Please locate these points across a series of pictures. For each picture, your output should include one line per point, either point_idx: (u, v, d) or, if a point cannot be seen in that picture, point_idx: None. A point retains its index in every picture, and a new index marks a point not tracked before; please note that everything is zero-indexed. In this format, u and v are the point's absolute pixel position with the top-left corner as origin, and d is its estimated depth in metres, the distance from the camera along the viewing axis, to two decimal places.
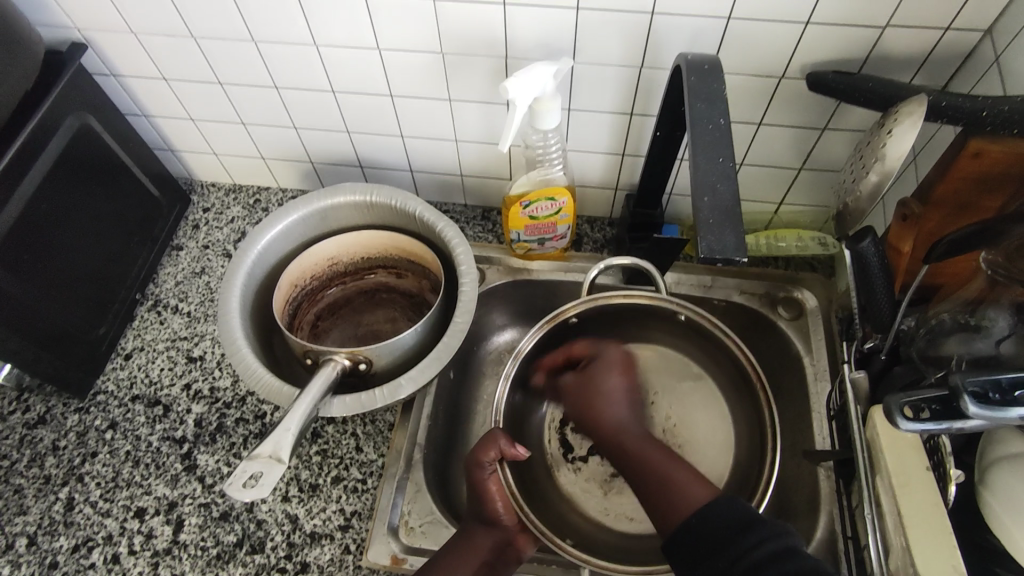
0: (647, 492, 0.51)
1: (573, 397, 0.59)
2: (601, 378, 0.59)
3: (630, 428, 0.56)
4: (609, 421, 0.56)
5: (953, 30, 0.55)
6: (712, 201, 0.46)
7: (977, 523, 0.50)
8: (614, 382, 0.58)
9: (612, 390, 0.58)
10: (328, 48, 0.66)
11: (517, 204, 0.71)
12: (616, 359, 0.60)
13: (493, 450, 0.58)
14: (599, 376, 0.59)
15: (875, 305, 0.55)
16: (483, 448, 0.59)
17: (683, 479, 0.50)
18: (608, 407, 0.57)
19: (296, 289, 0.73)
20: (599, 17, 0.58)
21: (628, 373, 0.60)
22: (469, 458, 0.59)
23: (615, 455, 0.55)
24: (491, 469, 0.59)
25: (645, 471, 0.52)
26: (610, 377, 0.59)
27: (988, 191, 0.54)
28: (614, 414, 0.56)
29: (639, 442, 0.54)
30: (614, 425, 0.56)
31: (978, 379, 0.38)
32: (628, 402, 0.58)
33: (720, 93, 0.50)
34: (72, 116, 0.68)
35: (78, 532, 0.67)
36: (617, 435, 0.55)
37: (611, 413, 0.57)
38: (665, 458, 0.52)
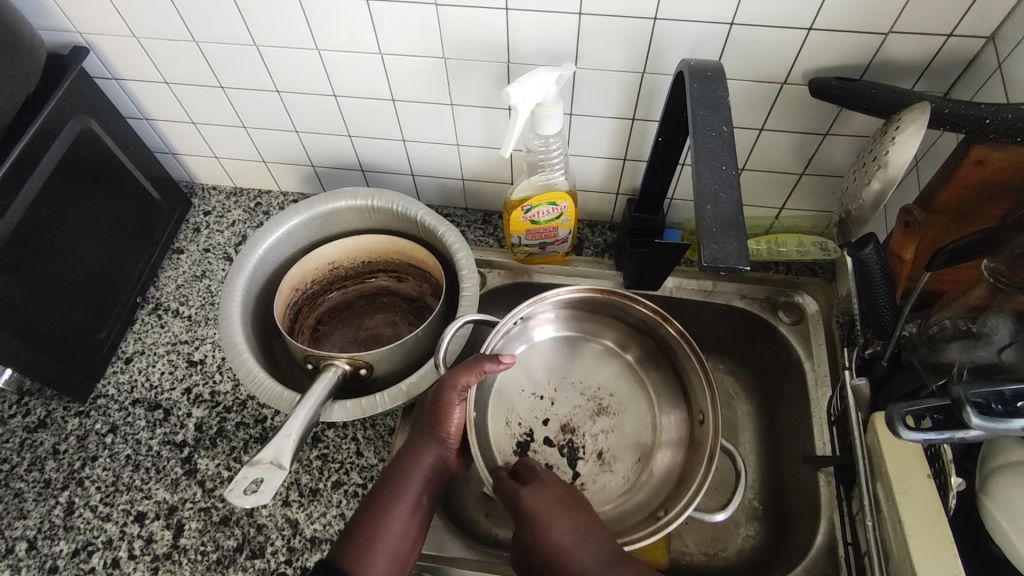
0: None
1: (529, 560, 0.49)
2: (546, 536, 0.48)
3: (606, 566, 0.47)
4: (581, 572, 0.47)
5: (955, 36, 0.55)
6: (714, 209, 0.46)
7: (978, 531, 0.50)
8: (564, 532, 0.48)
9: (569, 539, 0.48)
10: (330, 53, 0.66)
11: (519, 208, 0.71)
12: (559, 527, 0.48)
13: (473, 372, 0.56)
14: (546, 529, 0.48)
15: (877, 311, 0.55)
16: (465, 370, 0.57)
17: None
18: (572, 557, 0.47)
19: (297, 293, 0.73)
20: (600, 23, 0.58)
21: (570, 504, 0.50)
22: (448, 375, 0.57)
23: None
24: (461, 394, 0.57)
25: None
26: (557, 528, 0.48)
27: (990, 198, 0.54)
28: (584, 563, 0.47)
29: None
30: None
31: (981, 391, 0.39)
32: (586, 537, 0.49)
33: (722, 100, 0.50)
34: (73, 120, 0.68)
35: (78, 536, 0.67)
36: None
37: (583, 564, 0.47)
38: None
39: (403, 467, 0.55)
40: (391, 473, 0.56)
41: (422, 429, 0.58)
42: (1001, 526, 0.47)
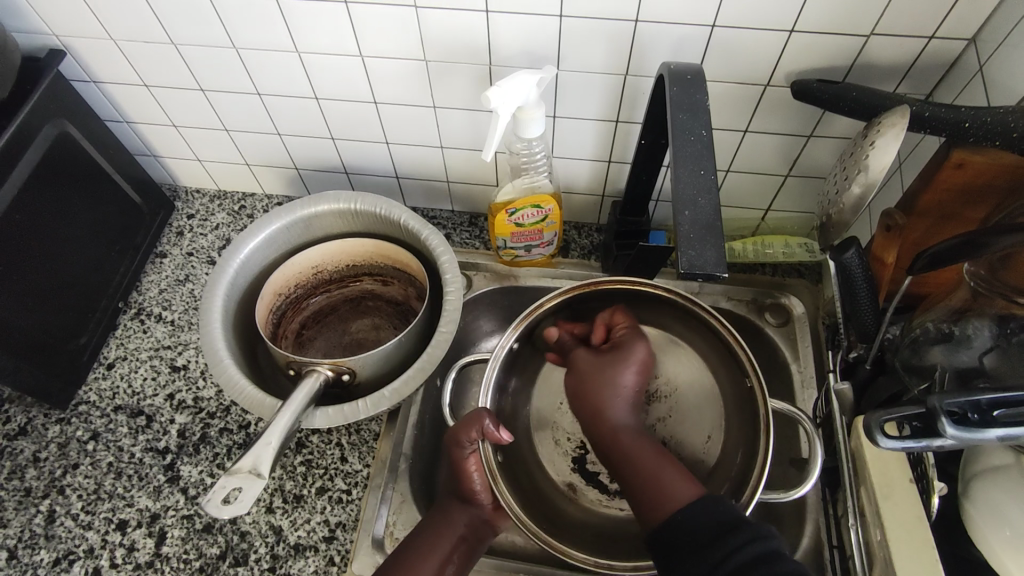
0: (633, 483, 0.52)
1: (580, 373, 0.58)
2: (616, 373, 0.57)
3: (632, 426, 0.56)
4: (610, 420, 0.56)
5: (936, 39, 0.54)
6: (692, 215, 0.46)
7: (960, 536, 0.50)
8: (632, 379, 0.57)
9: (626, 386, 0.57)
10: (310, 56, 0.65)
11: (503, 211, 0.71)
12: (638, 351, 0.57)
13: (473, 431, 0.57)
14: (618, 372, 0.57)
15: (859, 314, 0.55)
16: (466, 428, 0.57)
17: (670, 480, 0.51)
18: (615, 400, 0.56)
19: (279, 298, 0.73)
20: (581, 24, 0.57)
21: (645, 373, 0.58)
22: (450, 436, 0.58)
23: (608, 450, 0.56)
24: (471, 448, 0.58)
25: (634, 469, 0.53)
26: (627, 373, 0.57)
27: (972, 201, 0.54)
28: (620, 415, 0.56)
29: (636, 441, 0.55)
30: (614, 425, 0.56)
31: (957, 400, 0.38)
32: (632, 401, 0.57)
33: (701, 105, 0.50)
34: (49, 124, 0.67)
35: (59, 545, 0.67)
36: (616, 438, 0.55)
37: (616, 413, 0.56)
38: (667, 465, 0.52)
39: (433, 525, 0.59)
40: (423, 529, 0.59)
41: (452, 489, 0.61)
42: (983, 532, 0.47)
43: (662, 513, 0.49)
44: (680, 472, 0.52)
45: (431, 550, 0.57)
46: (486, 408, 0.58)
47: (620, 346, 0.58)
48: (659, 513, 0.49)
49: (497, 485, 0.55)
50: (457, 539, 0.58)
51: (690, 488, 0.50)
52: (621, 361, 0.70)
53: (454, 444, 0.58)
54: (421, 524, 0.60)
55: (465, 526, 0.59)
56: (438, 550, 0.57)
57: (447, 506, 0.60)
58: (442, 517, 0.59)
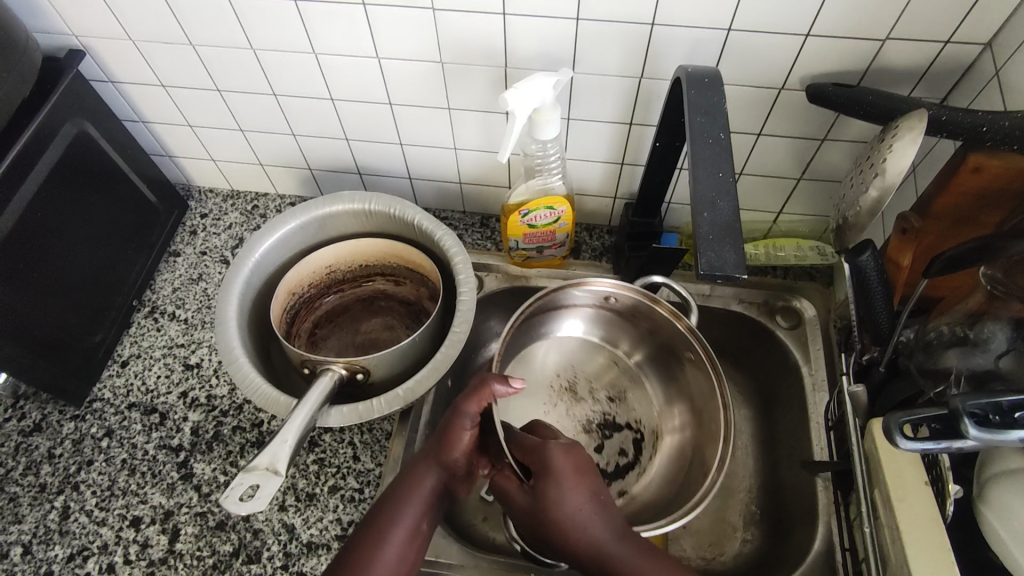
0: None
1: (533, 523, 0.48)
2: (556, 496, 0.47)
3: (611, 541, 0.46)
4: (577, 538, 0.46)
5: (953, 43, 0.55)
6: (711, 217, 0.46)
7: (975, 539, 0.50)
8: (576, 498, 0.47)
9: (570, 509, 0.47)
10: (327, 57, 0.66)
11: (517, 212, 0.71)
12: (563, 458, 0.49)
13: (484, 398, 0.55)
14: (556, 493, 0.47)
15: (874, 318, 0.55)
16: (475, 395, 0.55)
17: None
18: (576, 525, 0.47)
19: (293, 297, 0.73)
20: (599, 28, 0.58)
21: (585, 477, 0.49)
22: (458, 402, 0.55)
23: (596, 574, 0.46)
24: (473, 422, 0.55)
25: None
26: (569, 496, 0.47)
27: (988, 205, 0.54)
28: (587, 532, 0.47)
29: (628, 555, 0.46)
30: (589, 544, 0.46)
31: (979, 401, 0.39)
32: (596, 512, 0.47)
33: (719, 108, 0.50)
34: (69, 124, 0.67)
35: (73, 541, 0.67)
36: (596, 555, 0.46)
37: (587, 532, 0.47)
38: (649, 562, 0.46)
39: (400, 486, 0.52)
40: (390, 495, 0.52)
41: (427, 450, 0.54)
42: (999, 535, 0.47)
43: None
44: (666, 569, 0.46)
45: (400, 516, 0.51)
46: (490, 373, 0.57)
47: (541, 486, 0.48)
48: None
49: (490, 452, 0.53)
50: (427, 505, 0.52)
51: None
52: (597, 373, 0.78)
53: (457, 413, 0.55)
54: (387, 489, 0.53)
55: (434, 487, 0.53)
56: (407, 514, 0.51)
57: (416, 463, 0.54)
58: (410, 482, 0.53)
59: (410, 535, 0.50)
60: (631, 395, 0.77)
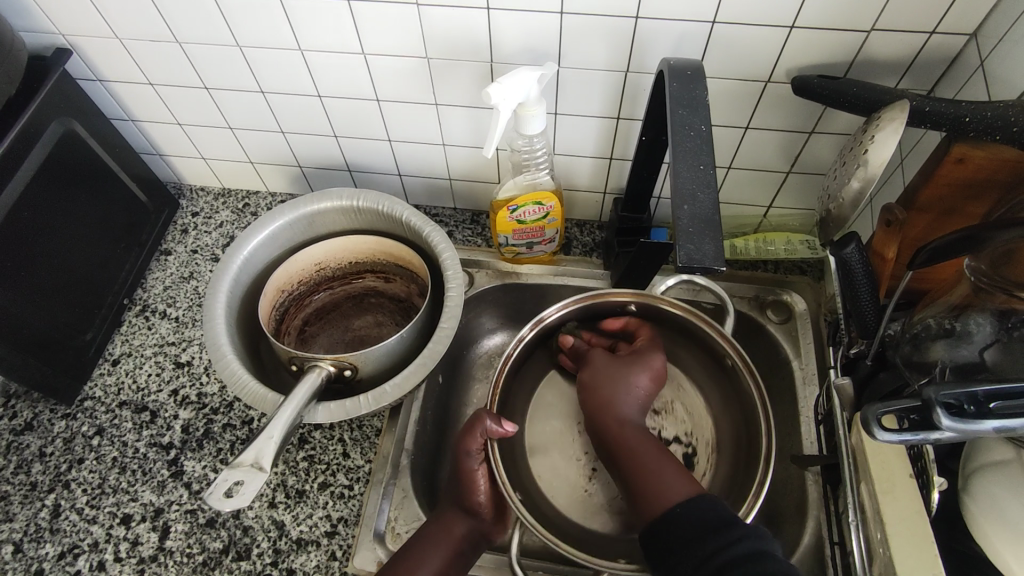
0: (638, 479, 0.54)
1: (592, 378, 0.62)
2: (626, 373, 0.61)
3: (636, 419, 0.59)
4: (619, 411, 0.59)
5: (937, 34, 0.54)
6: (691, 210, 0.46)
7: (961, 531, 0.50)
8: (641, 382, 0.60)
9: (636, 388, 0.60)
10: (313, 53, 0.66)
11: (505, 208, 0.71)
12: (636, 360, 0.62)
13: (478, 434, 0.59)
14: (630, 372, 0.61)
15: (860, 310, 0.55)
16: (468, 435, 0.59)
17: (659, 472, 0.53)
18: (627, 395, 0.60)
19: (283, 294, 0.73)
20: (582, 21, 0.57)
21: (657, 381, 0.61)
22: (458, 444, 0.59)
23: (609, 449, 0.58)
24: (478, 458, 0.59)
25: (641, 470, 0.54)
26: (636, 381, 0.60)
27: (973, 196, 0.54)
28: (626, 405, 0.59)
29: (640, 438, 0.57)
30: (620, 418, 0.59)
31: (954, 391, 0.38)
32: (639, 396, 0.60)
33: (701, 100, 0.50)
34: (56, 122, 0.67)
35: (64, 538, 0.67)
36: (622, 432, 0.58)
37: (621, 403, 0.59)
38: (654, 450, 0.56)
39: (432, 531, 0.58)
40: (421, 537, 0.58)
41: (452, 499, 0.60)
42: (983, 526, 0.47)
43: (661, 509, 0.50)
44: (660, 455, 0.55)
45: (424, 558, 0.56)
46: (484, 408, 0.61)
47: (638, 355, 0.62)
48: (660, 507, 0.50)
49: (507, 489, 0.57)
50: (454, 549, 0.58)
51: (686, 484, 0.52)
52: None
53: (461, 452, 0.59)
54: (416, 534, 0.59)
55: (463, 530, 0.59)
56: (432, 557, 0.57)
57: (446, 513, 0.60)
58: (439, 526, 0.59)
59: (434, 574, 0.56)
60: (681, 405, 0.74)
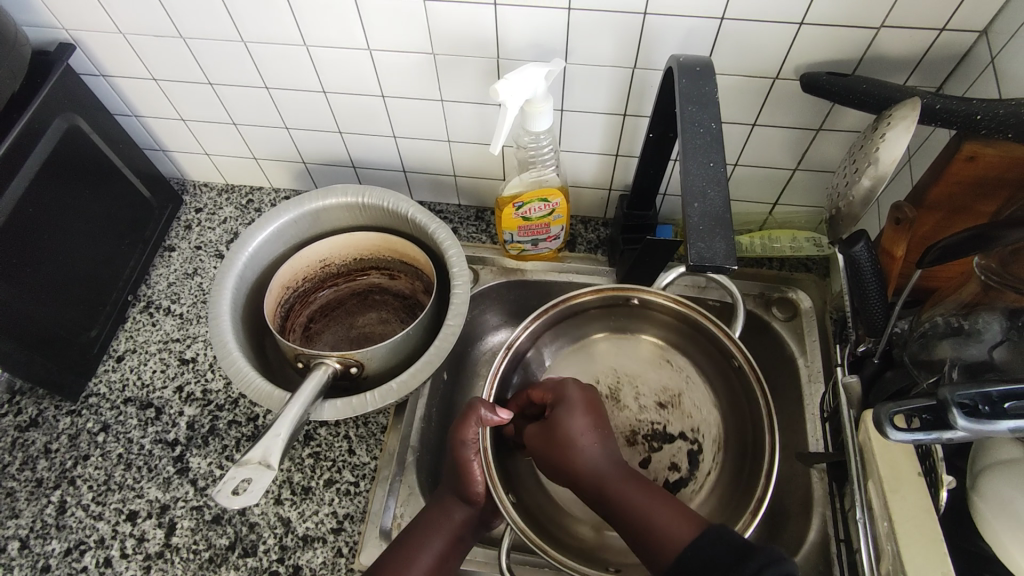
0: (635, 540, 0.49)
1: (546, 454, 0.55)
2: (565, 422, 0.56)
3: (607, 473, 0.53)
4: (584, 468, 0.53)
5: (948, 30, 0.54)
6: (702, 207, 0.46)
7: (969, 529, 0.50)
8: (580, 423, 0.55)
9: (580, 433, 0.55)
10: (319, 49, 0.65)
11: (510, 205, 0.71)
12: (577, 409, 0.57)
13: (473, 424, 0.56)
14: (564, 419, 0.56)
15: (869, 309, 0.55)
16: (463, 423, 0.57)
17: (656, 514, 0.49)
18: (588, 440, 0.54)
19: (287, 291, 0.73)
20: (590, 17, 0.57)
21: (593, 411, 0.57)
22: (453, 432, 0.57)
23: (595, 498, 0.53)
24: (473, 445, 0.57)
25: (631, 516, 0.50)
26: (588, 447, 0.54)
27: (983, 194, 0.54)
28: (587, 461, 0.53)
29: (618, 482, 0.52)
30: (588, 471, 0.53)
31: (968, 392, 0.39)
32: (598, 439, 0.55)
33: (711, 97, 0.50)
34: (59, 118, 0.67)
35: (70, 535, 0.67)
36: (595, 479, 0.53)
37: (584, 456, 0.54)
38: (638, 492, 0.51)
39: (430, 518, 0.57)
40: (416, 524, 0.57)
41: (451, 486, 0.59)
42: (991, 523, 0.47)
43: (669, 556, 0.46)
44: (658, 496, 0.50)
45: (424, 543, 0.56)
46: (479, 397, 0.58)
47: (557, 398, 0.58)
48: (666, 555, 0.46)
49: (497, 489, 0.56)
50: (453, 535, 0.57)
51: (689, 524, 0.48)
52: (647, 377, 0.75)
53: (456, 442, 0.57)
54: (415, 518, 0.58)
55: (461, 514, 0.58)
56: (434, 540, 0.56)
57: (445, 500, 0.58)
58: (439, 512, 0.58)
59: (434, 558, 0.56)
60: (687, 399, 0.73)
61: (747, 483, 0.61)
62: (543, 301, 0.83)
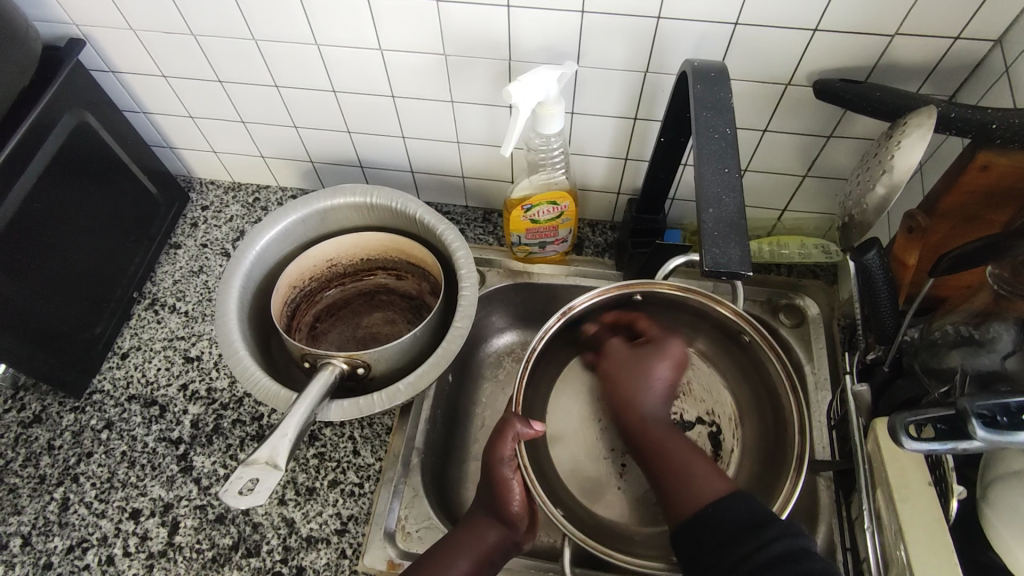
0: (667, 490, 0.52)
1: (612, 367, 0.61)
2: (650, 362, 0.60)
3: (663, 419, 0.58)
4: (639, 410, 0.58)
5: (962, 39, 0.54)
6: (716, 213, 0.46)
7: (979, 540, 0.50)
8: (665, 373, 0.59)
9: (658, 378, 0.59)
10: (330, 48, 0.65)
11: (519, 207, 0.70)
12: (675, 353, 0.60)
13: (510, 440, 0.56)
14: (651, 363, 0.60)
15: (878, 316, 0.55)
16: (499, 441, 0.57)
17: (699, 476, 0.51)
18: (663, 366, 0.59)
19: (294, 290, 0.73)
20: (603, 21, 0.57)
21: (679, 369, 0.60)
22: (489, 454, 0.57)
23: (640, 444, 0.57)
24: (511, 462, 0.57)
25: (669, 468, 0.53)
26: (657, 377, 0.59)
27: (994, 205, 0.54)
28: (648, 402, 0.58)
29: (664, 435, 0.56)
30: (641, 417, 0.57)
31: (986, 402, 0.38)
32: (664, 394, 0.59)
33: (726, 102, 0.50)
34: (68, 114, 0.67)
35: (73, 532, 0.67)
36: (644, 429, 0.57)
37: (643, 402, 0.58)
38: (683, 447, 0.55)
39: (457, 541, 0.57)
40: (446, 544, 0.57)
41: (483, 503, 0.59)
42: (1001, 534, 0.47)
43: (692, 506, 0.49)
44: (701, 459, 0.53)
45: (451, 563, 0.55)
46: (512, 412, 0.59)
47: (654, 342, 0.61)
48: (690, 509, 0.48)
49: (543, 503, 0.55)
50: (483, 554, 0.57)
51: (718, 484, 0.50)
52: None
53: (494, 461, 0.57)
54: (444, 538, 0.58)
55: (494, 536, 0.57)
56: (462, 560, 0.56)
57: (476, 516, 0.58)
58: (470, 533, 0.57)
59: None
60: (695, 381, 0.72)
61: (775, 480, 0.60)
62: (549, 305, 0.82)
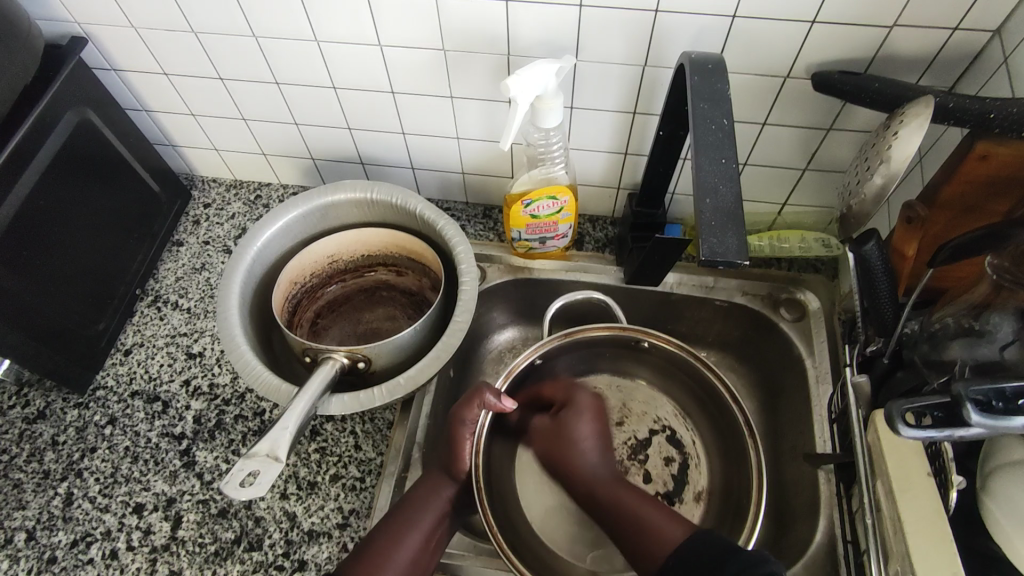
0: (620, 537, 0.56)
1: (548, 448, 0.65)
2: (572, 428, 0.65)
3: (606, 476, 0.61)
4: (580, 471, 0.62)
5: (961, 30, 0.54)
6: (713, 203, 0.46)
7: (979, 530, 0.50)
8: (586, 428, 0.64)
9: (584, 439, 0.64)
10: (329, 45, 0.66)
11: (518, 203, 0.71)
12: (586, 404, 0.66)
13: (475, 406, 0.61)
14: (574, 425, 0.65)
15: (877, 307, 0.55)
16: (467, 405, 0.61)
17: (657, 518, 0.55)
18: (587, 428, 0.64)
19: (295, 286, 0.73)
20: (601, 15, 0.57)
21: (600, 420, 0.66)
22: (455, 411, 0.62)
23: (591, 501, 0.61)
24: (472, 425, 0.61)
25: (617, 513, 0.58)
26: (582, 423, 0.65)
27: (995, 194, 0.54)
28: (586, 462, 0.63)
29: (612, 486, 0.60)
30: (586, 478, 0.62)
31: (981, 388, 0.38)
32: (599, 448, 0.64)
33: (724, 93, 0.50)
34: (71, 111, 0.67)
35: (76, 527, 0.67)
36: (590, 486, 0.61)
37: (584, 463, 0.63)
38: (628, 493, 0.60)
39: (415, 499, 0.59)
40: (408, 500, 0.60)
41: (440, 462, 0.62)
42: (1001, 524, 0.47)
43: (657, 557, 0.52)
44: (648, 499, 0.58)
45: (416, 518, 0.58)
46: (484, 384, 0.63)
47: (570, 406, 0.66)
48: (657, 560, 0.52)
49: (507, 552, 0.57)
50: (439, 512, 0.59)
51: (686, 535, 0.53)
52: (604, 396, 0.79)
53: (456, 419, 0.61)
54: (405, 495, 0.61)
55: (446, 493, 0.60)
56: (422, 518, 0.58)
57: (432, 473, 0.62)
58: (426, 490, 0.60)
59: (423, 538, 0.57)
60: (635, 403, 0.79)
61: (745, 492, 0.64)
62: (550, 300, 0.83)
